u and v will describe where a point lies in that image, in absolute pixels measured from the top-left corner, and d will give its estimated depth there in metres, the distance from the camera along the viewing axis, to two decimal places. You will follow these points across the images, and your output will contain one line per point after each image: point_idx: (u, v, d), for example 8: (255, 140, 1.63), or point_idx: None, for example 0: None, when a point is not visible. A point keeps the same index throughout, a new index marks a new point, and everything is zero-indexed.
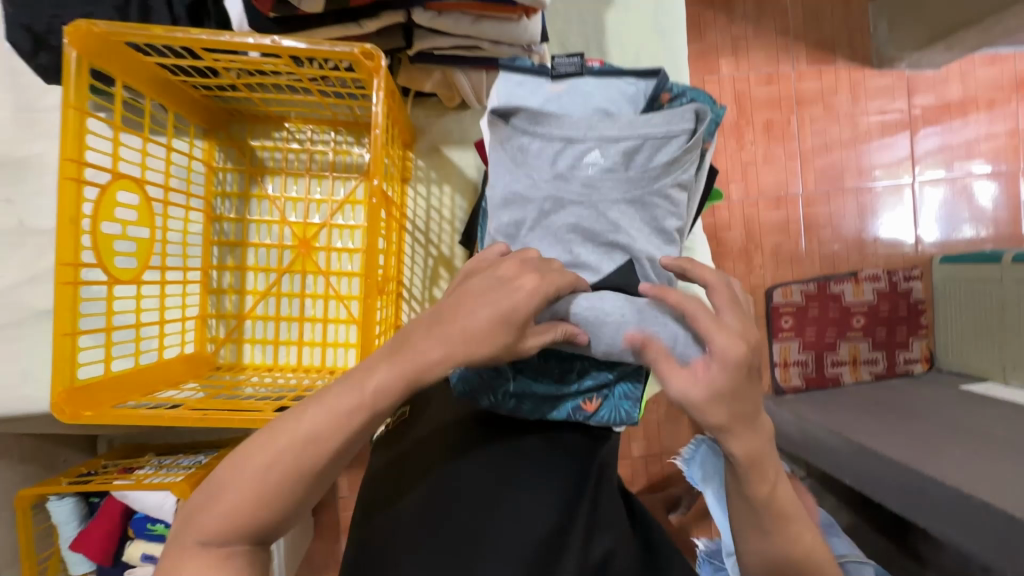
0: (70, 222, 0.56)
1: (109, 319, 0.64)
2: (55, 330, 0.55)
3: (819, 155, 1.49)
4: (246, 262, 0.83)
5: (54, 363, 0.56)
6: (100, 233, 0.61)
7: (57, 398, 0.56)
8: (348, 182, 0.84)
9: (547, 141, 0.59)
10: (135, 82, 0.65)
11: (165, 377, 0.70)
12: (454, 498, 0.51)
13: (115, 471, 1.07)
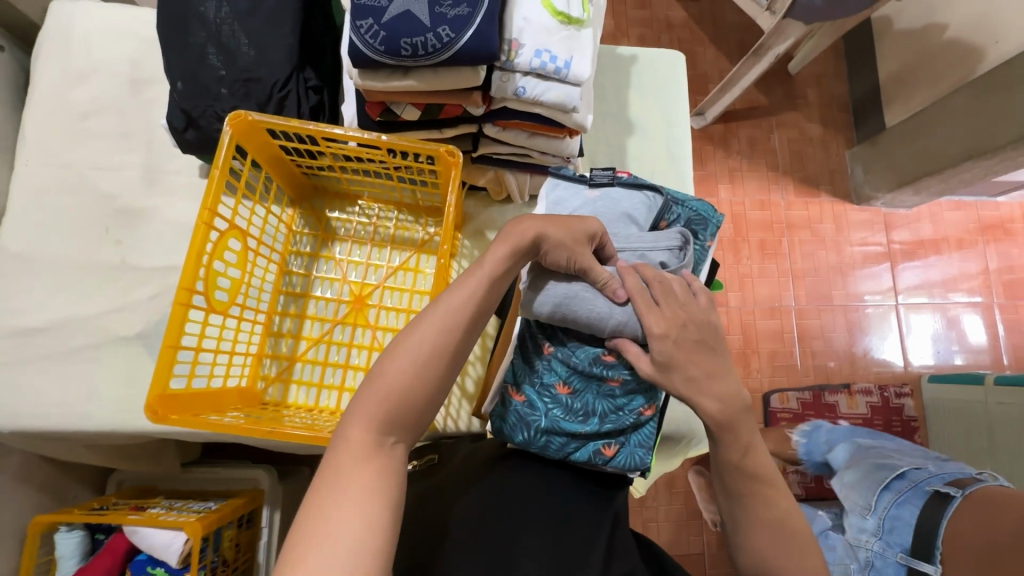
0: (196, 256, 0.69)
1: (198, 341, 0.75)
2: (163, 342, 0.66)
3: (809, 274, 1.67)
4: (306, 311, 0.94)
5: (154, 372, 0.66)
6: (211, 269, 0.74)
7: (149, 402, 0.65)
8: (403, 252, 0.98)
9: None
10: (259, 158, 0.82)
11: (225, 402, 0.79)
12: (505, 511, 0.63)
13: (126, 508, 1.09)
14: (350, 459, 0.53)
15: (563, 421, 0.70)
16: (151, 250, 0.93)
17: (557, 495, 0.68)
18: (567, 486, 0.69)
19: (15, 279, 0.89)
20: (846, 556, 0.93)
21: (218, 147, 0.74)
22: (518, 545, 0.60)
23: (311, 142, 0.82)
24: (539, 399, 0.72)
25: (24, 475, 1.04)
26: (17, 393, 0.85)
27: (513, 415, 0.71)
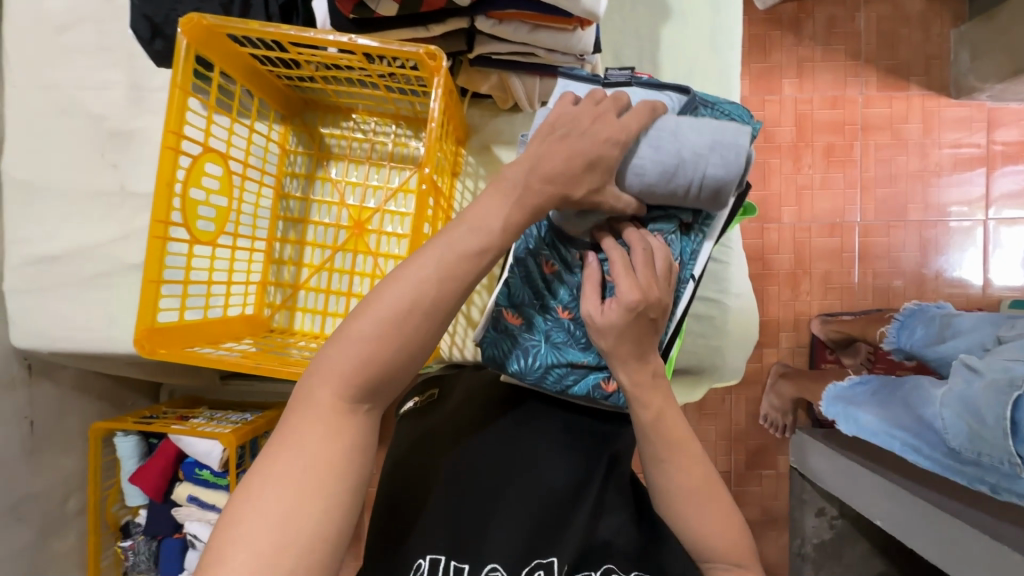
0: (166, 185, 0.66)
1: (186, 271, 0.74)
2: (144, 276, 0.66)
3: (882, 184, 1.45)
4: (306, 238, 0.91)
5: (140, 306, 0.67)
6: (188, 197, 0.71)
7: (140, 335, 0.67)
8: (403, 172, 0.90)
9: None
10: (230, 70, 0.74)
11: (226, 331, 0.80)
12: (480, 468, 0.62)
13: (173, 417, 1.18)
14: (310, 416, 0.52)
15: (566, 351, 0.63)
16: (147, 175, 0.90)
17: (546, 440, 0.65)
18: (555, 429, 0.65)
19: (27, 208, 0.90)
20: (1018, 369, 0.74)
21: (176, 61, 0.67)
22: (486, 507, 0.60)
23: (282, 49, 0.72)
24: (539, 320, 0.64)
25: (80, 387, 1.13)
26: (50, 318, 0.90)
27: (507, 341, 0.64)
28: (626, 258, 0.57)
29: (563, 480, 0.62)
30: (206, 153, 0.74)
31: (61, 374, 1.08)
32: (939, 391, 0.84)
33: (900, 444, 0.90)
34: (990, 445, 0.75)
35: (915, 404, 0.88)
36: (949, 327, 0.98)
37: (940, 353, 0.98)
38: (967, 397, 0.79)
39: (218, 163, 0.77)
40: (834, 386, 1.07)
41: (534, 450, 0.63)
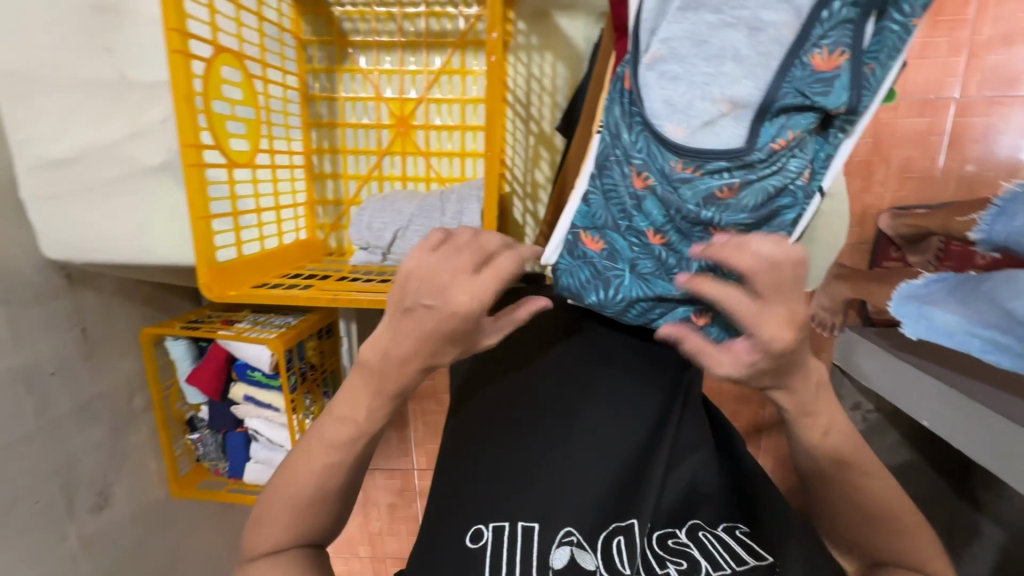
0: (184, 99, 0.54)
1: (235, 204, 0.63)
2: (191, 213, 0.56)
3: (993, 50, 1.03)
4: (341, 146, 0.80)
5: (195, 246, 0.58)
6: (213, 113, 0.58)
7: (201, 276, 0.58)
8: (442, 50, 0.75)
9: (695, 28, 0.49)
10: None
11: (287, 262, 0.73)
12: (550, 399, 0.58)
13: (217, 321, 1.16)
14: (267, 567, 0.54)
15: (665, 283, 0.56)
16: (146, 58, 0.77)
17: (619, 389, 0.58)
18: (626, 374, 0.60)
19: (27, 102, 0.79)
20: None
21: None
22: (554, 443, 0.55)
23: None
24: (623, 245, 0.56)
25: (121, 292, 1.07)
26: (78, 226, 0.84)
27: (587, 269, 0.57)
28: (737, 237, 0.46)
29: (638, 434, 0.55)
30: (218, 53, 0.59)
31: (102, 282, 1.04)
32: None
33: (981, 342, 0.84)
34: None
35: (1004, 297, 0.80)
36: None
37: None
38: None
39: (235, 66, 0.62)
40: (904, 285, 0.98)
41: (606, 374, 0.60)
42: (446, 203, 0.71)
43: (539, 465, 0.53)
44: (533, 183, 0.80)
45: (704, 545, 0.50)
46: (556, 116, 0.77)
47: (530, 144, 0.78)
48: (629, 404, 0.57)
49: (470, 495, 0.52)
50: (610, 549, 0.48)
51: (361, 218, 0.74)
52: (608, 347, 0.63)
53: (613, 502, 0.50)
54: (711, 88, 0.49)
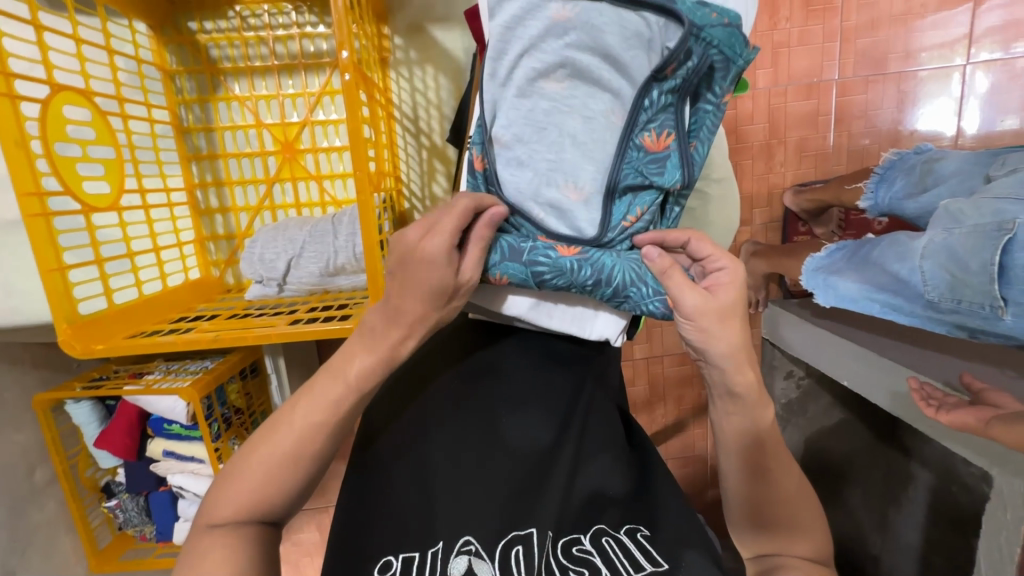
0: (16, 146, 0.49)
1: (98, 250, 0.58)
2: (40, 266, 0.51)
3: (862, 34, 1.12)
4: (225, 177, 0.76)
5: (51, 301, 0.53)
6: (58, 156, 0.54)
7: (63, 335, 0.53)
8: (320, 71, 0.73)
9: (534, 115, 0.48)
10: None
11: (173, 304, 0.68)
12: (445, 406, 0.51)
13: (125, 376, 1.08)
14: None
15: (613, 252, 0.49)
16: None
17: (521, 394, 0.53)
18: (528, 377, 0.54)
19: None
20: (1010, 210, 0.70)
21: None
22: (443, 465, 0.48)
23: None
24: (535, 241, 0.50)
25: (9, 359, 0.98)
26: None
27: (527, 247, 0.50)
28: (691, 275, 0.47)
29: (540, 436, 0.50)
30: (56, 91, 0.54)
31: None
32: (920, 244, 0.78)
33: (880, 306, 0.85)
34: (973, 291, 0.72)
35: (891, 260, 0.82)
36: (931, 174, 0.94)
37: (921, 205, 0.94)
38: (950, 247, 0.74)
39: (80, 104, 0.58)
40: (810, 258, 0.96)
41: (499, 376, 0.54)
42: (335, 226, 0.69)
43: (444, 488, 0.47)
44: (432, 197, 0.79)
45: (608, 552, 0.45)
46: (445, 129, 0.76)
47: (424, 158, 0.78)
48: (531, 408, 0.52)
49: (377, 529, 0.45)
50: (508, 561, 0.43)
51: (253, 250, 0.71)
52: (502, 350, 0.56)
53: (509, 511, 0.46)
54: (556, 172, 0.48)
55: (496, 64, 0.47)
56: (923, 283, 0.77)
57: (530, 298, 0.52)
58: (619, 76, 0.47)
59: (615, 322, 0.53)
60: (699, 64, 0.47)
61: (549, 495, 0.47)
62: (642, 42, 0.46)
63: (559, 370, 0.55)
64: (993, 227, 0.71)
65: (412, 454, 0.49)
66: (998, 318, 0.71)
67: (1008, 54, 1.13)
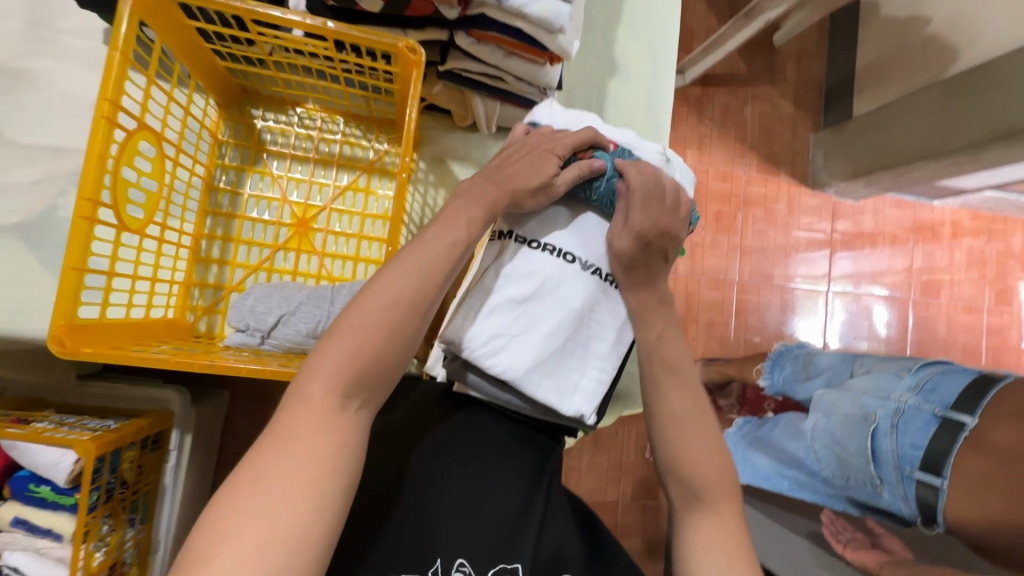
0: (96, 160, 0.56)
1: (111, 264, 0.62)
2: (64, 262, 0.54)
3: (755, 252, 1.48)
4: (234, 235, 0.83)
5: (57, 296, 0.55)
6: (119, 178, 0.60)
7: (54, 331, 0.54)
8: (351, 171, 0.87)
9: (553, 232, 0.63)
10: (170, 44, 0.67)
11: (150, 334, 0.69)
12: (420, 465, 0.59)
13: (7, 420, 0.95)
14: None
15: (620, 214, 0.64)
16: (39, 126, 0.77)
17: (496, 457, 0.61)
18: (505, 445, 0.62)
19: None
20: (870, 404, 0.88)
21: (116, 22, 0.57)
22: (429, 523, 0.56)
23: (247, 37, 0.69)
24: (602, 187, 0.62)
25: None
26: None
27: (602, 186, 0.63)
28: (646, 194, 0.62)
29: (512, 500, 0.59)
30: (140, 130, 0.63)
31: None
32: (809, 425, 0.96)
33: (789, 482, 1.00)
34: (855, 470, 0.88)
35: (787, 440, 1.00)
36: (811, 366, 1.17)
37: (806, 389, 1.14)
38: (831, 430, 0.91)
39: (151, 143, 0.66)
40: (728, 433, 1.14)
41: (471, 441, 0.61)
42: (333, 291, 0.76)
43: (439, 533, 0.56)
44: None
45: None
46: None
47: None
48: (506, 475, 0.60)
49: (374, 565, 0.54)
50: None
51: (245, 302, 0.75)
52: (473, 418, 0.64)
53: (499, 547, 0.56)
54: (566, 253, 0.62)
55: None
56: (818, 461, 0.94)
57: (529, 362, 0.60)
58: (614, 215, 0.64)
59: (591, 400, 0.63)
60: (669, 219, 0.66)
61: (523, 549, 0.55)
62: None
63: (525, 445, 0.64)
64: (859, 418, 0.88)
65: (398, 506, 0.57)
66: (878, 494, 0.87)
67: (858, 291, 1.52)
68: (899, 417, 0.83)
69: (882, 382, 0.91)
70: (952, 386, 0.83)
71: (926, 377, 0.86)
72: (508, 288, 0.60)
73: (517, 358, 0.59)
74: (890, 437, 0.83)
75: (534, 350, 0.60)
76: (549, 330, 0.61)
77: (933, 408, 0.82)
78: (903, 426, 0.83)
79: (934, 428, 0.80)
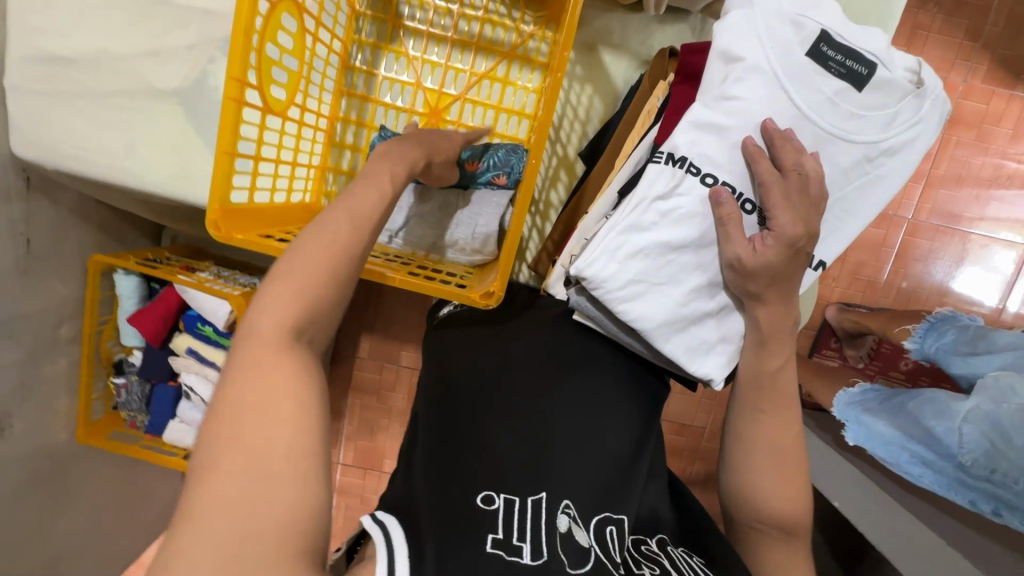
0: (243, 36, 0.53)
1: (258, 148, 0.61)
2: (218, 146, 0.55)
3: (946, 185, 1.18)
4: (368, 121, 0.80)
5: (212, 180, 0.56)
6: (264, 56, 0.57)
7: (211, 214, 0.56)
8: (490, 57, 0.78)
9: (716, 153, 0.55)
10: None
11: (290, 219, 0.71)
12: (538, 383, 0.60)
13: (178, 266, 1.10)
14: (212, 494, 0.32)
15: None
16: None
17: (611, 399, 0.61)
18: (619, 386, 0.63)
19: None
20: None
21: None
22: (543, 435, 0.55)
23: None
24: None
25: (79, 212, 0.99)
26: (62, 130, 0.77)
27: None
28: (848, 133, 0.56)
29: (626, 442, 0.58)
30: (283, 1, 0.58)
31: (61, 194, 0.95)
32: (965, 406, 0.74)
33: (910, 456, 0.79)
34: (1011, 464, 0.69)
35: (928, 415, 0.78)
36: (983, 340, 0.91)
37: (965, 365, 0.91)
38: (995, 418, 0.70)
39: (293, 16, 0.62)
40: (842, 392, 0.94)
41: (587, 370, 0.63)
42: (477, 203, 0.72)
43: (547, 457, 0.52)
44: (545, 202, 0.83)
45: (676, 559, 0.50)
46: (581, 145, 0.80)
47: (552, 165, 0.82)
48: (614, 418, 0.60)
49: (474, 463, 0.49)
50: (600, 536, 0.47)
51: None
52: (596, 352, 0.65)
53: (601, 496, 0.51)
54: (744, 201, 0.56)
55: (728, 85, 0.55)
56: (961, 445, 0.73)
57: (663, 316, 0.56)
58: (830, 134, 0.56)
59: (723, 367, 0.60)
60: (883, 168, 0.58)
61: (635, 488, 0.55)
62: (844, 130, 0.56)
63: (636, 396, 0.63)
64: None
65: (511, 415, 0.56)
66: None
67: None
68: None
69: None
70: None
71: None
72: (662, 230, 0.55)
73: (653, 310, 0.56)
74: None
75: (671, 306, 0.56)
76: (695, 286, 0.57)
77: None
78: None
79: None
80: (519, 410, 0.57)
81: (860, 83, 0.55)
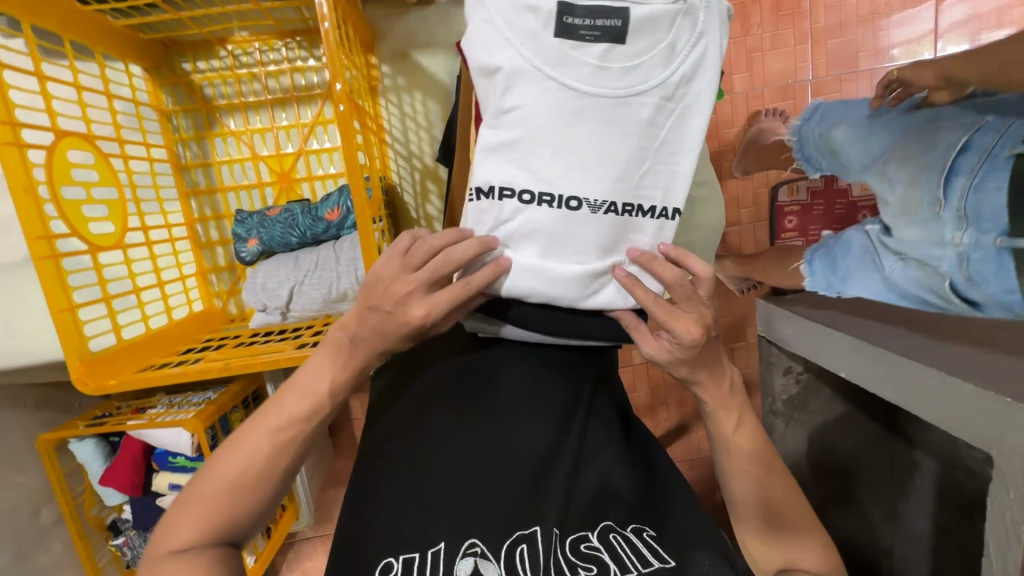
0: (24, 193, 0.52)
1: (105, 288, 0.61)
2: (52, 307, 0.54)
3: (833, 35, 0.94)
4: (224, 211, 0.78)
5: (63, 339, 0.56)
6: (64, 199, 0.58)
7: (76, 372, 0.57)
8: (312, 102, 0.75)
9: (517, 170, 0.48)
10: (43, 23, 0.57)
11: (182, 336, 0.71)
12: (428, 418, 0.51)
13: (129, 411, 0.92)
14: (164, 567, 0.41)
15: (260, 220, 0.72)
16: None
17: (518, 396, 0.53)
18: (526, 376, 0.55)
19: None
20: (927, 251, 0.57)
21: None
22: (435, 469, 0.48)
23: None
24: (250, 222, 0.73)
25: None
26: None
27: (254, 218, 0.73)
28: (640, 83, 0.49)
29: (541, 439, 0.50)
30: (61, 138, 0.58)
31: None
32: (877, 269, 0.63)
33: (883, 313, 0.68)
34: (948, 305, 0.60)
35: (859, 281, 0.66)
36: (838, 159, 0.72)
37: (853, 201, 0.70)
38: (910, 277, 0.60)
39: (84, 147, 0.62)
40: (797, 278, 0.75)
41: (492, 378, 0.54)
42: (349, 249, 0.71)
43: (440, 491, 0.47)
44: (426, 217, 0.81)
45: (615, 548, 0.46)
46: (436, 149, 0.79)
47: (416, 179, 0.80)
48: (528, 414, 0.52)
49: (378, 535, 0.45)
50: (513, 559, 0.43)
51: (255, 280, 0.72)
52: (495, 358, 0.56)
53: (512, 509, 0.46)
54: (568, 200, 0.48)
55: (502, 97, 0.47)
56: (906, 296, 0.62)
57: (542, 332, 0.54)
58: (623, 94, 0.48)
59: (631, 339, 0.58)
60: (689, 96, 0.51)
61: (554, 488, 0.48)
62: (632, 87, 0.48)
63: (558, 380, 0.56)
64: (923, 275, 0.58)
65: (408, 461, 0.48)
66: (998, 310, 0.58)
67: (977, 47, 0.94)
68: (967, 261, 0.53)
69: (916, 214, 0.58)
70: (993, 182, 0.51)
71: (992, 170, 0.51)
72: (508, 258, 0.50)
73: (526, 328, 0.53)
74: (972, 281, 0.53)
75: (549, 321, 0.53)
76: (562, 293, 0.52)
77: (992, 234, 0.51)
78: (980, 253, 0.52)
79: (1012, 261, 0.50)
80: (406, 454, 0.49)
81: (620, 35, 0.48)
